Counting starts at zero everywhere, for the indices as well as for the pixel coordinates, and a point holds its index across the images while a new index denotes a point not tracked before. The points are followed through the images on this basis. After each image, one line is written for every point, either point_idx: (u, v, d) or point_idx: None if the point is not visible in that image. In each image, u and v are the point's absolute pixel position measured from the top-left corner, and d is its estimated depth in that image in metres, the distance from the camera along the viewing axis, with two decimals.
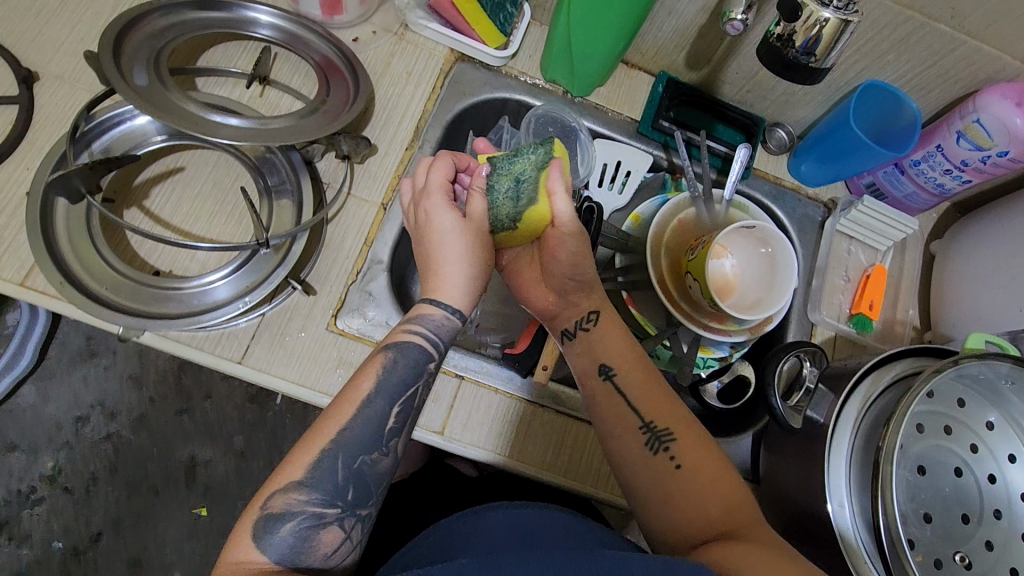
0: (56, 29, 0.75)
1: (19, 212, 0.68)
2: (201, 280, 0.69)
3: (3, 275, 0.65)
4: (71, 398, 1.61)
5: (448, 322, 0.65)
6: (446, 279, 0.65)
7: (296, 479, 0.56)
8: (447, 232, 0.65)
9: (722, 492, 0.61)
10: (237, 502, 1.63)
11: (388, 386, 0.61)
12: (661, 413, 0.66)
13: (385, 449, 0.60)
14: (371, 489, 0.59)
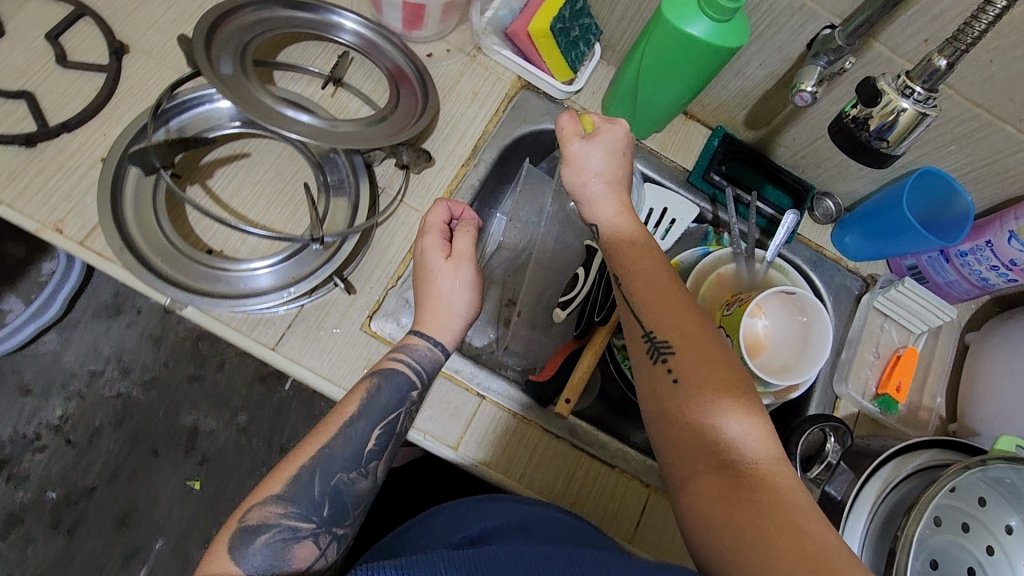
0: (152, 6, 0.79)
1: (88, 173, 0.70)
2: (249, 264, 0.71)
3: (66, 232, 0.68)
4: (90, 351, 1.65)
5: (428, 354, 0.67)
6: (437, 315, 0.68)
7: (275, 493, 0.58)
8: (435, 273, 0.69)
9: (731, 420, 0.56)
10: (232, 475, 1.64)
11: (373, 409, 0.64)
12: (662, 322, 0.62)
13: (362, 469, 0.62)
14: (346, 510, 0.61)
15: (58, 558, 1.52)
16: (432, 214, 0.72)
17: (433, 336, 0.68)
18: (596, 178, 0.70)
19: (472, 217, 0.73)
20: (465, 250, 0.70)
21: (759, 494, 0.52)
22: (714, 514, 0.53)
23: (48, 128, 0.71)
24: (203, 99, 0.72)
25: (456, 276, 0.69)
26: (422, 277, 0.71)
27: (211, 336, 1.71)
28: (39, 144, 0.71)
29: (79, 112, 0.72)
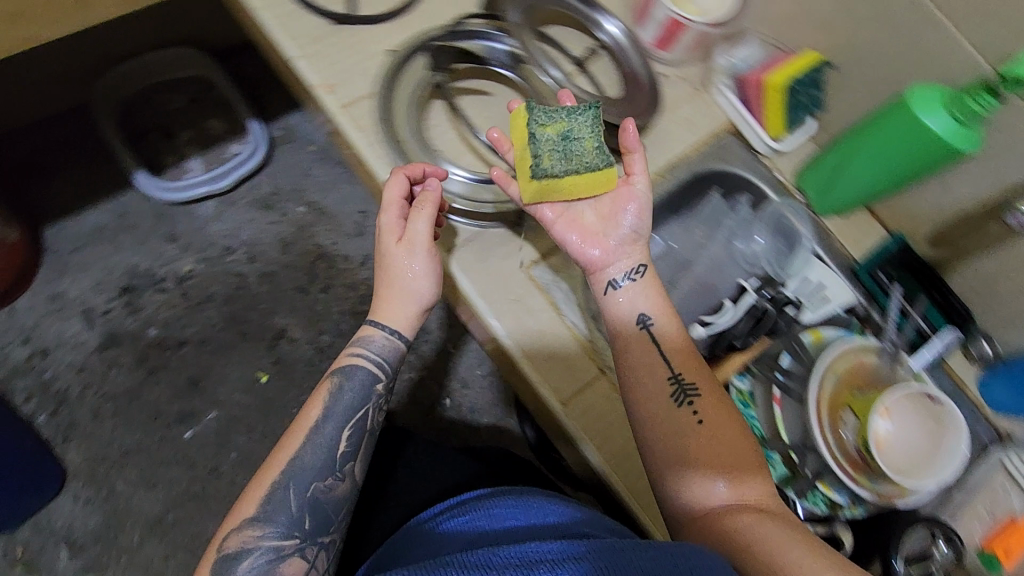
0: None
1: (369, 59, 0.83)
2: (456, 168, 0.83)
3: (335, 96, 0.81)
4: (233, 230, 1.83)
5: (388, 343, 0.78)
6: (397, 301, 0.77)
7: (247, 516, 0.68)
8: (392, 256, 0.75)
9: (743, 465, 0.69)
10: (296, 385, 1.73)
11: (337, 409, 0.75)
12: (689, 366, 0.74)
13: (338, 474, 0.73)
14: (327, 519, 0.71)
15: (130, 389, 1.65)
16: (389, 188, 0.75)
17: (392, 326, 0.78)
18: (642, 212, 0.79)
19: (434, 185, 0.76)
20: (422, 232, 0.75)
21: (769, 522, 0.63)
22: (727, 528, 0.63)
23: (356, 15, 0.84)
24: (486, 38, 0.83)
25: (413, 256, 0.75)
26: (378, 256, 0.77)
27: (330, 259, 1.85)
28: (343, 25, 0.84)
29: (383, 13, 0.85)
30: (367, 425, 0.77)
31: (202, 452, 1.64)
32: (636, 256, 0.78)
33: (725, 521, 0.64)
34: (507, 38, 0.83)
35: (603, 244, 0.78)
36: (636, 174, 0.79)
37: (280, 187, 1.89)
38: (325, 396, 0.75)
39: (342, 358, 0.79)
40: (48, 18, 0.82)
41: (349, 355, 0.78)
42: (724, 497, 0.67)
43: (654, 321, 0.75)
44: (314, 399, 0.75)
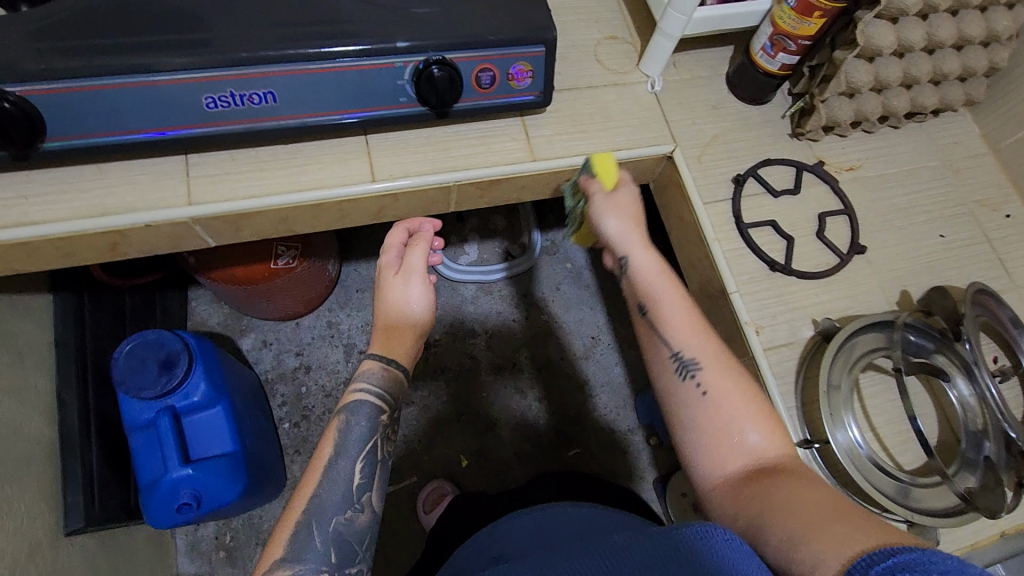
0: (895, 233, 0.99)
1: (794, 312, 0.91)
2: (864, 438, 0.84)
3: (759, 337, 0.88)
4: (481, 315, 2.00)
5: (381, 371, 0.87)
6: (389, 333, 0.89)
7: (279, 556, 0.75)
8: (388, 285, 0.89)
9: (722, 393, 0.79)
10: (487, 479, 1.86)
11: (349, 443, 0.83)
12: (684, 343, 0.83)
13: (358, 505, 0.81)
14: (353, 551, 0.79)
15: None
16: (391, 234, 0.91)
17: (376, 355, 0.88)
18: (623, 220, 0.88)
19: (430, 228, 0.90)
20: (415, 270, 0.89)
21: (783, 483, 0.71)
22: (742, 497, 0.72)
23: (790, 267, 0.92)
24: (935, 336, 0.84)
25: (405, 285, 0.89)
26: (380, 291, 0.90)
27: (553, 374, 1.98)
28: (774, 272, 0.92)
29: (814, 271, 0.93)
30: (379, 453, 0.85)
31: (392, 510, 1.81)
32: (620, 250, 0.88)
33: (760, 492, 0.71)
34: (964, 343, 0.81)
35: (616, 222, 0.88)
36: (602, 199, 0.89)
37: (532, 292, 2.05)
38: (335, 433, 0.84)
39: (343, 395, 0.86)
40: (538, 191, 0.99)
41: (345, 398, 0.86)
42: (753, 461, 0.76)
43: (654, 304, 0.86)
44: (323, 443, 0.83)
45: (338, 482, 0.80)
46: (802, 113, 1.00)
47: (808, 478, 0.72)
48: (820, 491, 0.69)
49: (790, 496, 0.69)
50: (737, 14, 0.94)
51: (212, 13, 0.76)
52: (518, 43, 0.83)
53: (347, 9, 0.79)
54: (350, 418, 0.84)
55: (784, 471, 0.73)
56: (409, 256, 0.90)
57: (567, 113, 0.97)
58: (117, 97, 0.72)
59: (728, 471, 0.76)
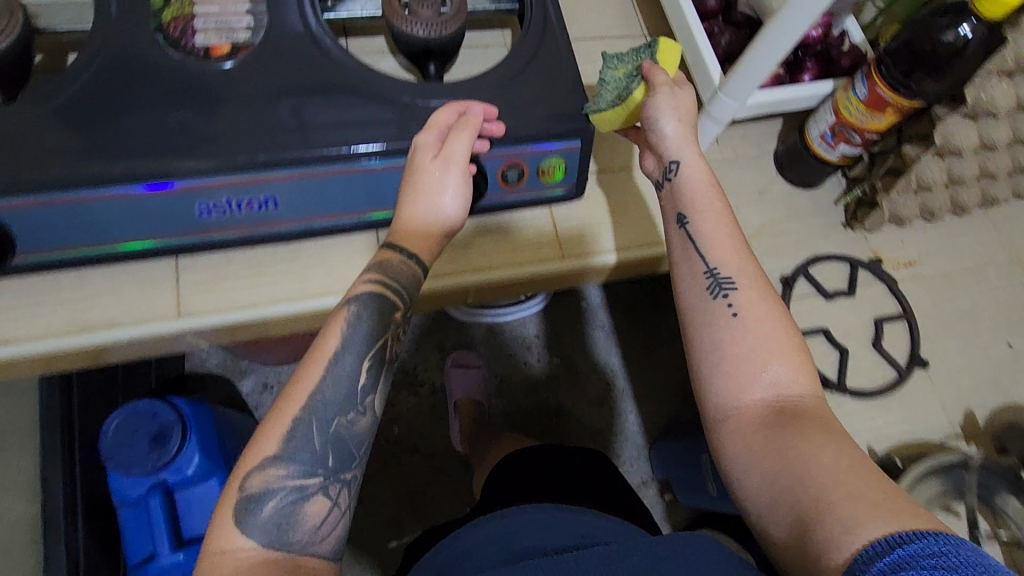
0: (955, 341, 0.90)
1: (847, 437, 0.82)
2: None
3: None
4: (491, 359, 1.91)
5: (408, 269, 0.69)
6: (415, 226, 0.69)
7: (271, 454, 0.62)
8: (421, 170, 0.68)
9: (761, 332, 0.67)
10: None
11: (354, 339, 0.66)
12: (724, 259, 0.70)
13: (359, 408, 0.65)
14: (351, 455, 0.65)
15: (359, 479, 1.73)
16: (441, 113, 0.69)
17: (410, 249, 0.68)
18: (683, 121, 0.73)
19: (483, 111, 0.70)
20: (462, 155, 0.68)
21: (805, 433, 0.61)
22: (754, 440, 0.63)
23: (843, 385, 0.84)
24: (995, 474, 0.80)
25: (444, 173, 0.68)
26: (408, 174, 0.69)
27: (566, 422, 1.89)
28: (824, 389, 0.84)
29: (869, 391, 0.84)
30: (384, 353, 0.68)
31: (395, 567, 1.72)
32: (668, 152, 0.74)
33: (780, 441, 0.61)
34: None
35: (674, 116, 0.72)
36: (666, 87, 0.73)
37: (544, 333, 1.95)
38: (343, 325, 0.66)
39: (357, 283, 0.68)
40: (564, 285, 0.89)
41: (356, 290, 0.68)
42: (775, 397, 0.65)
43: (694, 215, 0.72)
44: (328, 334, 0.66)
45: (341, 382, 0.65)
46: (860, 203, 0.91)
47: (835, 430, 0.62)
48: (843, 448, 0.59)
49: (818, 455, 0.59)
50: (792, 98, 0.83)
51: (204, 107, 0.67)
52: (549, 138, 0.74)
53: (356, 103, 0.70)
54: (357, 306, 0.67)
55: (812, 420, 0.63)
56: (452, 136, 0.68)
57: (599, 199, 0.87)
58: (96, 210, 0.64)
59: (746, 404, 0.65)
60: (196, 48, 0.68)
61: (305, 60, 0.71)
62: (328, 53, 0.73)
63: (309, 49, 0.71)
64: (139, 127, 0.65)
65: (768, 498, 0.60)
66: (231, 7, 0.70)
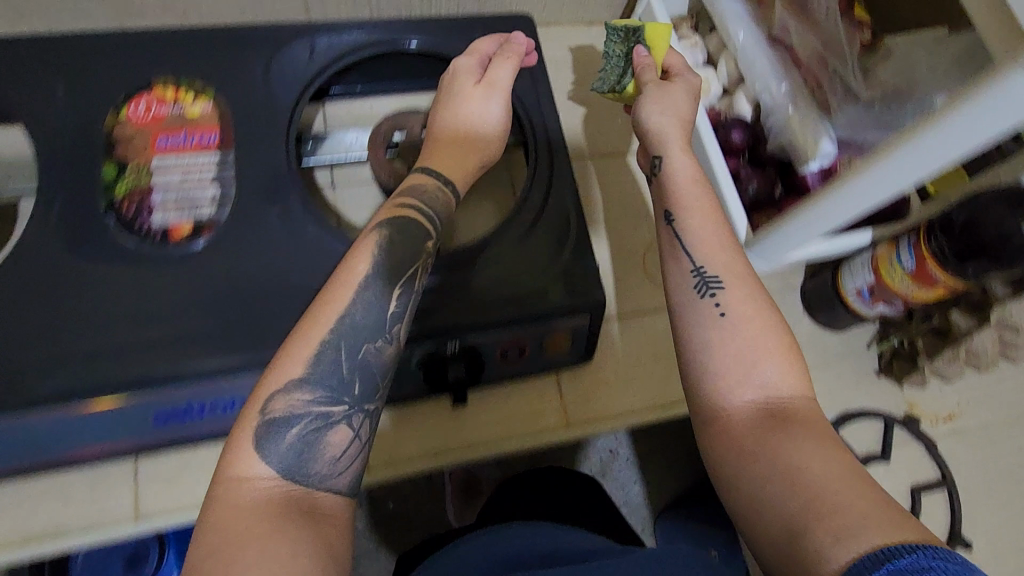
0: (1005, 511, 0.81)
1: None
2: None
3: None
4: None
5: (444, 198, 0.64)
6: (455, 146, 0.68)
7: (297, 376, 0.51)
8: (461, 93, 0.70)
9: (756, 325, 0.54)
10: None
11: (386, 267, 0.56)
12: (710, 243, 0.59)
13: (387, 336, 0.55)
14: (380, 383, 0.54)
15: None
16: (483, 44, 0.73)
17: (437, 171, 0.65)
18: (674, 117, 0.66)
19: (521, 41, 0.74)
20: (500, 103, 0.70)
21: (799, 434, 0.48)
22: (746, 442, 0.49)
23: None
24: None
25: (487, 93, 0.70)
26: (445, 96, 0.70)
27: None
28: None
29: None
30: (417, 287, 0.58)
31: None
32: (653, 147, 0.65)
33: (776, 450, 0.48)
34: None
35: (685, 82, 0.69)
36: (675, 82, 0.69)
37: None
38: (374, 249, 0.57)
39: (373, 224, 0.59)
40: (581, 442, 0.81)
41: (382, 217, 0.60)
42: (768, 397, 0.51)
43: (682, 214, 0.61)
44: (359, 254, 0.56)
45: (376, 303, 0.55)
46: (897, 353, 0.82)
47: (830, 438, 0.49)
48: (837, 466, 0.46)
49: (810, 460, 0.46)
50: (829, 249, 0.74)
51: (154, 298, 0.59)
52: (552, 316, 0.67)
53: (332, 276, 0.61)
54: (427, 203, 0.62)
55: (803, 417, 0.50)
56: (492, 68, 0.71)
57: (608, 351, 0.80)
58: (34, 428, 0.56)
59: (736, 406, 0.51)
60: (153, 230, 0.60)
61: (272, 230, 0.62)
62: (300, 217, 0.63)
63: (278, 216, 0.62)
64: (82, 327, 0.57)
65: (770, 510, 0.46)
66: (194, 177, 0.62)
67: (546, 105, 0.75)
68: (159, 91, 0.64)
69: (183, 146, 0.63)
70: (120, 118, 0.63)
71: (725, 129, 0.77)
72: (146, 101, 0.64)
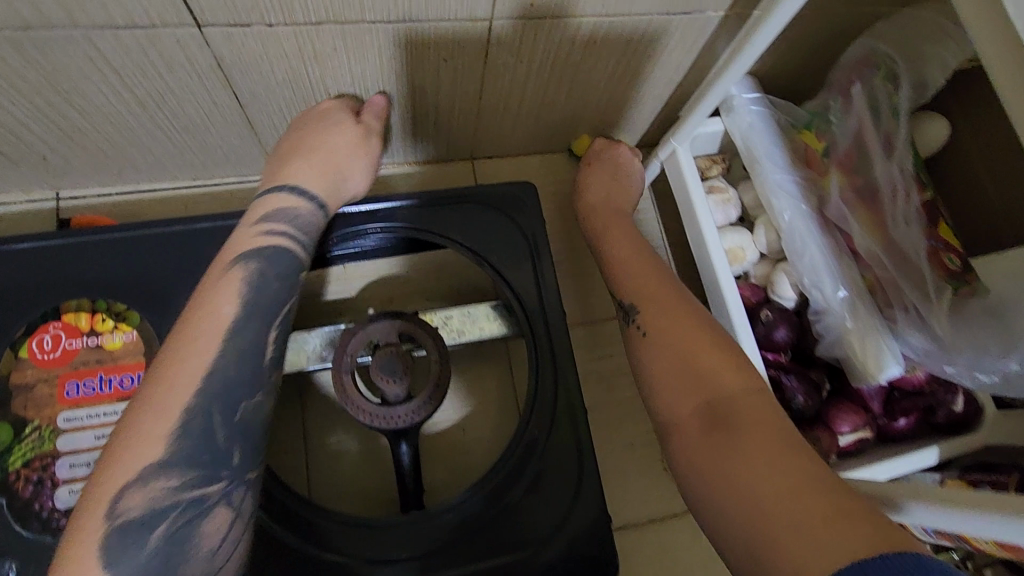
0: None
1: None
2: None
3: None
4: None
5: (314, 220, 0.53)
6: (307, 172, 0.54)
7: (159, 459, 0.40)
8: (322, 131, 0.57)
9: (686, 341, 0.53)
10: None
11: (257, 302, 0.46)
12: (644, 286, 0.59)
13: (265, 387, 0.45)
14: (262, 442, 0.45)
15: None
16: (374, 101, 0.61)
17: (309, 188, 0.54)
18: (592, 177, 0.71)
19: (382, 100, 0.61)
20: (374, 146, 0.60)
21: (752, 452, 0.43)
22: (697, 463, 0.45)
23: None
24: None
25: (351, 144, 0.58)
26: (301, 130, 0.57)
27: None
28: None
29: None
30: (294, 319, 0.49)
31: None
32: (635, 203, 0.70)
33: (722, 471, 0.44)
34: None
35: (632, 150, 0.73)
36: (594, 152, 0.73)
37: None
38: (241, 287, 0.46)
39: (245, 240, 0.49)
40: None
41: (262, 242, 0.49)
42: (718, 404, 0.48)
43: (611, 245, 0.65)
44: (224, 293, 0.46)
45: (251, 353, 0.45)
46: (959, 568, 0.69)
47: (782, 460, 0.42)
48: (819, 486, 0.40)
49: (755, 480, 0.42)
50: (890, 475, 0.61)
51: None
52: None
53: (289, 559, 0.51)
54: (298, 227, 0.52)
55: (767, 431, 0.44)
56: (365, 115, 0.60)
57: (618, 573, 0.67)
58: None
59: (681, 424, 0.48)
60: (56, 513, 0.48)
61: None
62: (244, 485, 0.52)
63: None
64: None
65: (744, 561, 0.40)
66: None
67: (550, 302, 0.61)
68: (69, 320, 0.52)
69: (99, 395, 0.51)
70: (19, 359, 0.51)
71: (766, 329, 0.64)
72: (51, 334, 0.52)
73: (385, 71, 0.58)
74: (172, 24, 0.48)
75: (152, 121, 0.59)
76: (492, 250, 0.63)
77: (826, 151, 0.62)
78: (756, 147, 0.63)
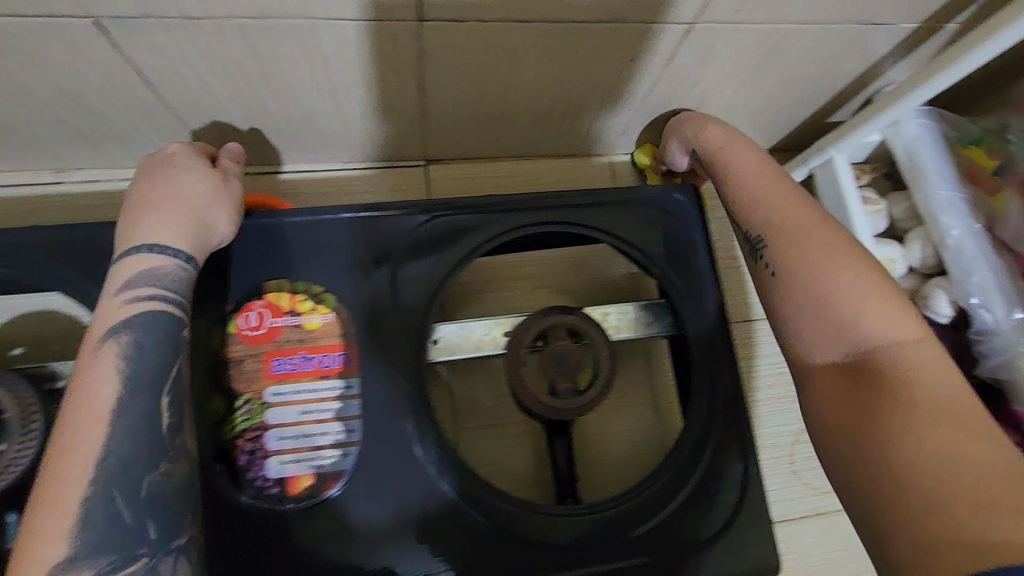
0: None
1: None
2: None
3: None
4: None
5: (184, 275, 0.48)
6: (167, 216, 0.48)
7: (63, 558, 0.37)
8: (179, 172, 0.50)
9: (834, 275, 0.48)
10: None
11: (140, 375, 0.43)
12: (767, 212, 0.53)
13: (171, 452, 0.43)
14: (179, 509, 0.42)
15: None
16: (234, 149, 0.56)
17: (170, 242, 0.47)
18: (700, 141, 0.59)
19: (238, 149, 0.56)
20: (237, 188, 0.53)
21: (905, 413, 0.41)
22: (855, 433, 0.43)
23: None
24: None
25: (212, 178, 0.51)
26: (147, 178, 0.50)
27: None
28: None
29: None
30: (185, 380, 0.46)
31: None
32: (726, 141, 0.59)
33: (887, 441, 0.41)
34: None
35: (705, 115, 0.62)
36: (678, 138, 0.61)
37: None
38: (119, 361, 0.43)
39: (105, 318, 0.44)
40: None
41: (132, 311, 0.45)
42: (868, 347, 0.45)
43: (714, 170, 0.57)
44: (99, 375, 0.42)
45: (144, 426, 0.42)
46: None
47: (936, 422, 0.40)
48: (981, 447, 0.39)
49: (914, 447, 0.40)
50: None
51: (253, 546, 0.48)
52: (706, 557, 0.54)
53: (459, 510, 0.51)
54: (169, 285, 0.46)
55: (919, 387, 0.43)
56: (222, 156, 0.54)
57: None
58: None
59: (831, 387, 0.46)
60: (269, 482, 0.49)
61: (393, 452, 0.52)
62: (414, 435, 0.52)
63: (398, 432, 0.52)
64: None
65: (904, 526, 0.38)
66: (314, 412, 0.51)
67: (712, 299, 0.62)
68: (271, 299, 0.53)
69: (301, 370, 0.52)
70: (228, 333, 0.52)
71: None
72: (256, 312, 0.53)
73: (536, 74, 0.58)
74: (397, 19, 0.48)
75: (334, 107, 0.60)
76: (653, 245, 0.62)
77: (999, 170, 0.63)
78: (924, 164, 0.63)
